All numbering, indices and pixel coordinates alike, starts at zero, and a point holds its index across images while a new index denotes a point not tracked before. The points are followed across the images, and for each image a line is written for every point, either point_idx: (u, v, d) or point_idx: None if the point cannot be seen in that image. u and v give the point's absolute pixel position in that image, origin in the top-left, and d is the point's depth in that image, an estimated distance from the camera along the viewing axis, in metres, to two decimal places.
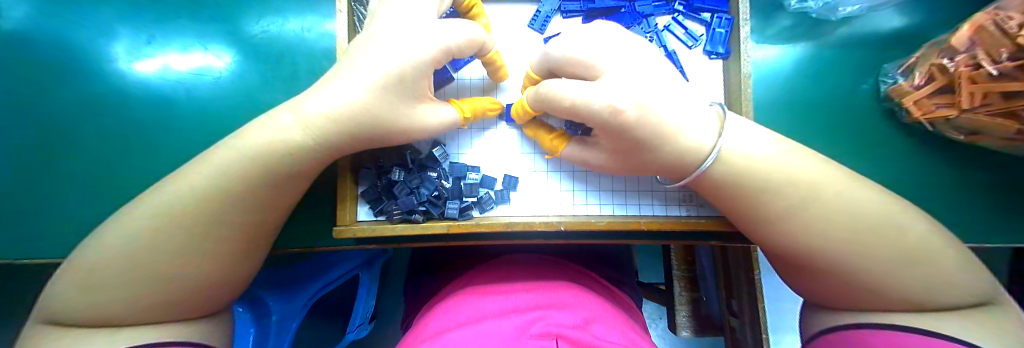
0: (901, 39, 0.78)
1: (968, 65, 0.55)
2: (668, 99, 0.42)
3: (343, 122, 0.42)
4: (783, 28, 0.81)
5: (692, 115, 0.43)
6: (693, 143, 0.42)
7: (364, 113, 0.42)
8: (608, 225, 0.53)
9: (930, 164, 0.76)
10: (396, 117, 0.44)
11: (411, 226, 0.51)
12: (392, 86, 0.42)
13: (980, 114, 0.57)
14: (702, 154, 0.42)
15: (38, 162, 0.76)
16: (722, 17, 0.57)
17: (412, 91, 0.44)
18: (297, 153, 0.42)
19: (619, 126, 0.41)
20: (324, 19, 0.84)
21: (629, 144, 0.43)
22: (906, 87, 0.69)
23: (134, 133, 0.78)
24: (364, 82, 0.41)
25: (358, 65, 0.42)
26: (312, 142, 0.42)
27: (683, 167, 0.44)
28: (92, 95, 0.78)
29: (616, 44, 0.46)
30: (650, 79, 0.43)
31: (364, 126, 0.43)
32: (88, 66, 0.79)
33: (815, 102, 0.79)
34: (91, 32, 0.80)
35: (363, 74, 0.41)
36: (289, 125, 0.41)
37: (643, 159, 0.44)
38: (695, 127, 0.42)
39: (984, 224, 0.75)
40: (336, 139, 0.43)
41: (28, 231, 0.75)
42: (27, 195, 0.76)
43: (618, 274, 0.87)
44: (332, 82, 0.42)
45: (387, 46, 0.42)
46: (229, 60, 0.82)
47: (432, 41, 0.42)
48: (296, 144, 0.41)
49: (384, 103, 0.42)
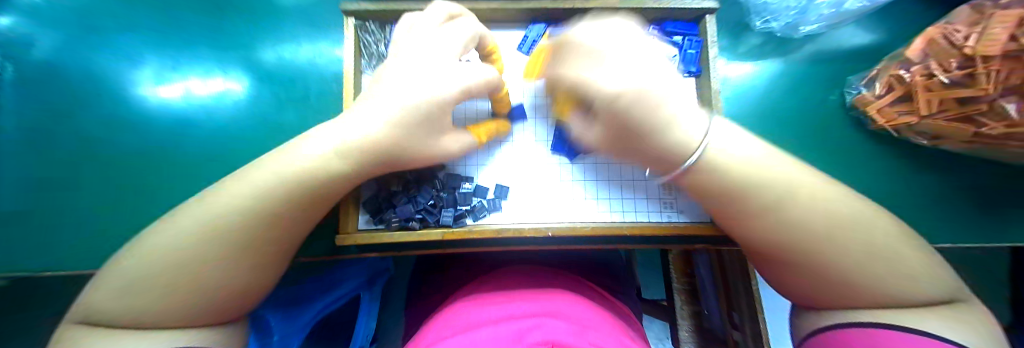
0: (865, 52, 0.84)
1: (923, 75, 0.60)
2: (664, 91, 0.42)
3: (364, 150, 0.43)
4: (754, 46, 0.87)
5: (685, 109, 0.43)
6: (682, 135, 0.42)
7: (383, 144, 0.44)
8: (594, 230, 0.56)
9: (906, 171, 0.80)
10: (418, 146, 0.46)
11: (408, 233, 0.55)
12: (419, 121, 0.44)
13: (939, 120, 0.62)
14: (690, 150, 0.42)
15: (66, 183, 0.81)
16: (692, 39, 0.62)
17: (436, 126, 0.46)
18: (329, 181, 0.43)
19: (619, 109, 0.41)
20: (332, 45, 0.91)
21: (626, 126, 0.42)
22: (869, 96, 0.74)
23: (157, 155, 0.84)
24: (387, 113, 0.43)
25: (382, 97, 0.44)
26: (338, 167, 0.43)
27: (670, 159, 0.43)
28: (116, 119, 0.84)
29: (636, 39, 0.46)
30: (653, 70, 0.43)
31: (385, 153, 0.45)
32: (113, 93, 0.85)
33: (789, 113, 0.84)
34: (121, 64, 0.87)
35: (385, 106, 0.44)
36: (313, 153, 0.42)
37: (636, 145, 0.43)
38: (687, 121, 0.42)
39: (968, 229, 0.78)
40: (361, 166, 0.45)
41: (55, 249, 0.79)
42: (52, 212, 0.80)
43: (614, 284, 0.89)
44: (355, 111, 0.45)
45: (410, 82, 0.45)
46: (244, 85, 0.88)
47: (454, 80, 0.45)
48: (328, 172, 0.43)
49: (407, 134, 0.44)
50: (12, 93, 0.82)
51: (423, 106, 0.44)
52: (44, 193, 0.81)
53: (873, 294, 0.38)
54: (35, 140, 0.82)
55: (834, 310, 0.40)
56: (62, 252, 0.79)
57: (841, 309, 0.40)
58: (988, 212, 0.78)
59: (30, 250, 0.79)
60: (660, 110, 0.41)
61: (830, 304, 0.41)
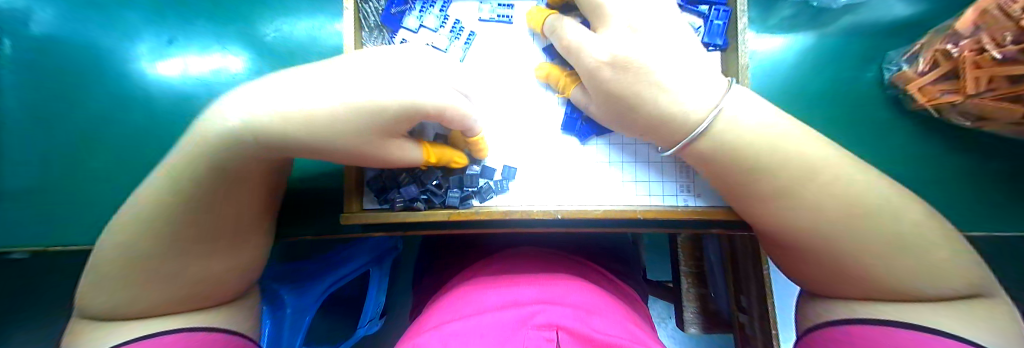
0: (908, 25, 0.77)
1: (973, 50, 0.55)
2: (665, 58, 0.43)
3: (296, 134, 0.32)
4: (784, 17, 0.81)
5: (695, 78, 0.44)
6: (681, 108, 0.42)
7: (325, 137, 0.34)
8: (604, 214, 0.54)
9: (935, 154, 0.76)
10: (364, 144, 0.37)
11: (412, 214, 0.54)
12: (368, 115, 0.35)
13: (987, 99, 0.57)
14: (696, 121, 0.42)
15: (74, 160, 0.81)
16: (719, 9, 0.57)
17: (390, 128, 0.38)
18: (234, 152, 0.31)
19: (599, 78, 0.45)
20: (334, 18, 0.87)
21: (615, 96, 0.45)
22: (911, 73, 0.68)
23: (162, 132, 0.83)
24: (340, 95, 0.33)
25: (340, 75, 0.35)
26: (252, 146, 0.32)
27: (673, 133, 0.44)
28: (118, 94, 0.83)
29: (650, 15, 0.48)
30: (657, 41, 0.45)
31: (327, 142, 0.34)
32: (113, 67, 0.84)
33: (819, 91, 0.79)
34: (119, 37, 0.85)
35: (347, 83, 0.34)
36: (230, 122, 0.31)
37: (627, 112, 0.46)
38: (689, 91, 0.42)
39: (996, 216, 0.74)
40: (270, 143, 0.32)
41: (68, 224, 0.80)
42: (57, 189, 0.81)
43: (622, 268, 0.88)
44: (295, 80, 0.34)
45: (375, 70, 0.37)
46: (246, 59, 0.86)
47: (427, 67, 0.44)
48: (229, 142, 0.31)
49: (351, 130, 0.35)
50: (12, 67, 0.81)
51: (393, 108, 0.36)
52: (55, 172, 0.81)
53: (898, 290, 0.35)
54: (38, 117, 0.81)
55: (850, 299, 0.38)
56: (76, 228, 0.80)
57: (857, 299, 0.38)
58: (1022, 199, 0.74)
59: (43, 226, 0.80)
60: (648, 76, 0.42)
61: (846, 292, 0.39)
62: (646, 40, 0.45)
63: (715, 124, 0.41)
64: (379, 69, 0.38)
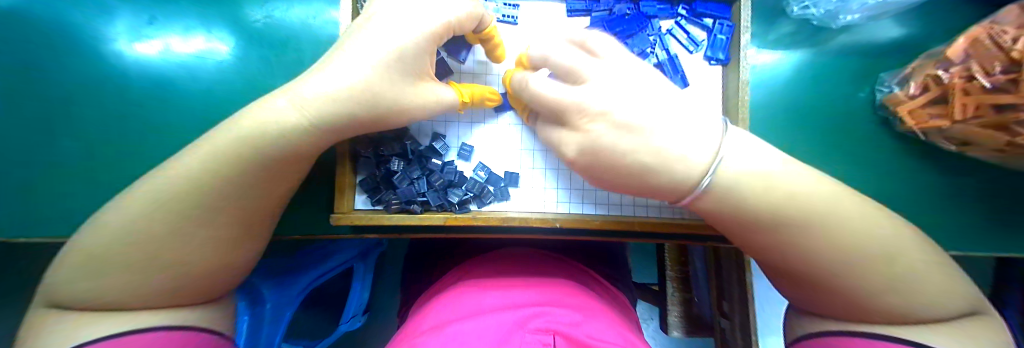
0: (900, 48, 0.80)
1: (962, 77, 0.57)
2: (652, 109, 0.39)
3: (342, 103, 0.41)
4: (784, 34, 0.82)
5: (690, 126, 0.39)
6: (680, 158, 0.37)
7: (364, 98, 0.42)
8: (602, 224, 0.53)
9: (919, 174, 0.79)
10: (396, 98, 0.44)
11: (407, 216, 0.52)
12: (396, 64, 0.42)
13: (971, 126, 0.59)
14: (696, 176, 0.37)
15: (39, 144, 0.76)
16: (723, 23, 0.57)
17: (412, 69, 0.45)
18: (296, 133, 0.40)
19: (586, 140, 0.41)
20: (329, 6, 0.83)
21: (598, 154, 0.41)
22: (901, 96, 0.70)
23: (137, 118, 0.78)
24: (370, 60, 0.41)
25: (358, 46, 0.42)
26: (310, 125, 0.41)
27: (675, 188, 0.39)
28: (92, 76, 0.78)
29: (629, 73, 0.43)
30: (634, 90, 0.41)
31: (364, 105, 0.42)
32: (88, 45, 0.78)
33: (813, 107, 0.81)
34: (90, 13, 0.79)
35: (370, 50, 0.42)
36: (286, 110, 0.40)
37: (621, 170, 0.41)
38: (687, 142, 0.37)
39: (973, 234, 0.77)
40: (333, 119, 0.42)
41: (33, 215, 0.75)
42: (21, 175, 0.75)
43: (613, 273, 0.89)
44: (336, 62, 0.42)
45: (387, 28, 0.43)
46: (234, 44, 0.81)
47: (434, 16, 0.43)
48: (293, 126, 0.40)
49: (387, 84, 0.42)
50: None
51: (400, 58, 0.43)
52: (18, 156, 0.76)
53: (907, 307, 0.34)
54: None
55: (870, 325, 0.35)
56: (41, 219, 0.75)
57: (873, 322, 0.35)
58: (999, 218, 0.77)
59: (4, 215, 0.74)
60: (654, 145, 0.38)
61: (862, 319, 0.36)
62: (608, 80, 0.42)
63: (723, 175, 0.37)
64: (391, 23, 0.43)
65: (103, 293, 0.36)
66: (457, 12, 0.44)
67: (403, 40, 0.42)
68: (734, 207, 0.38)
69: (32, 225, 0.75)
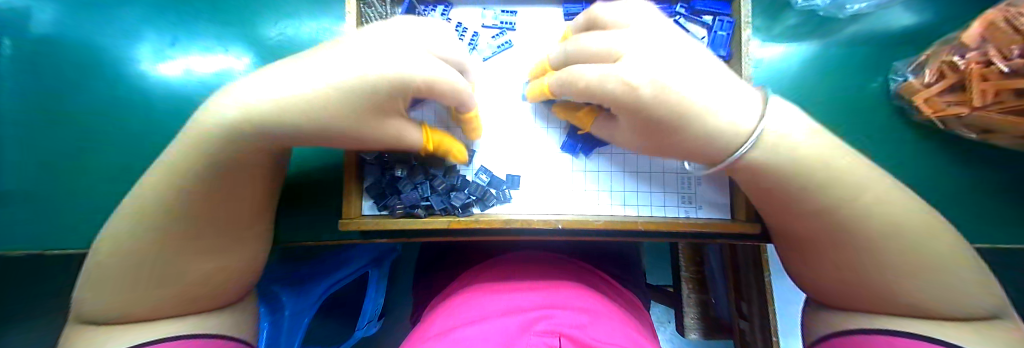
0: (912, 35, 0.77)
1: (979, 62, 0.54)
2: (692, 75, 0.38)
3: (289, 115, 0.34)
4: (790, 27, 0.80)
5: (725, 91, 0.39)
6: (728, 125, 0.37)
7: (318, 114, 0.36)
8: (606, 224, 0.53)
9: (943, 165, 0.75)
10: (359, 125, 0.39)
11: (413, 221, 0.53)
12: (355, 93, 0.37)
13: (992, 112, 0.56)
14: (742, 137, 0.37)
15: (73, 163, 0.81)
16: (723, 20, 0.56)
17: (378, 104, 0.40)
18: (233, 141, 0.34)
19: (635, 104, 0.38)
20: (337, 21, 0.87)
21: (648, 124, 0.40)
22: (918, 85, 0.68)
23: (160, 135, 0.83)
24: (324, 78, 0.36)
25: (318, 63, 0.37)
26: (255, 135, 0.34)
27: (713, 152, 0.39)
28: (119, 97, 0.83)
29: (657, 39, 0.41)
30: (680, 61, 0.39)
31: (314, 121, 0.36)
32: (115, 68, 0.84)
33: (825, 99, 0.79)
34: (117, 38, 0.85)
35: (326, 70, 0.36)
36: (226, 110, 0.33)
37: (669, 138, 0.40)
38: (730, 107, 0.37)
39: (1001, 227, 0.74)
40: (278, 132, 0.35)
41: (66, 228, 0.80)
42: (54, 191, 0.80)
43: (623, 274, 0.87)
44: (287, 72, 0.36)
45: (359, 52, 0.39)
46: (248, 61, 0.85)
47: (409, 68, 0.40)
48: (231, 129, 0.33)
49: (343, 113, 0.37)
50: (12, 69, 0.81)
51: (377, 83, 0.38)
52: (51, 173, 0.81)
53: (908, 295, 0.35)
54: (33, 118, 0.81)
55: (871, 311, 0.38)
56: (79, 233, 0.80)
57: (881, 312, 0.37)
58: None
59: (39, 228, 0.79)
60: (685, 100, 0.37)
61: (864, 306, 0.38)
62: (652, 52, 0.39)
63: (766, 140, 0.37)
64: (364, 54, 0.39)
65: (123, 305, 0.38)
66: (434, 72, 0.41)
67: (371, 74, 0.38)
68: (782, 177, 0.38)
69: (72, 240, 0.80)
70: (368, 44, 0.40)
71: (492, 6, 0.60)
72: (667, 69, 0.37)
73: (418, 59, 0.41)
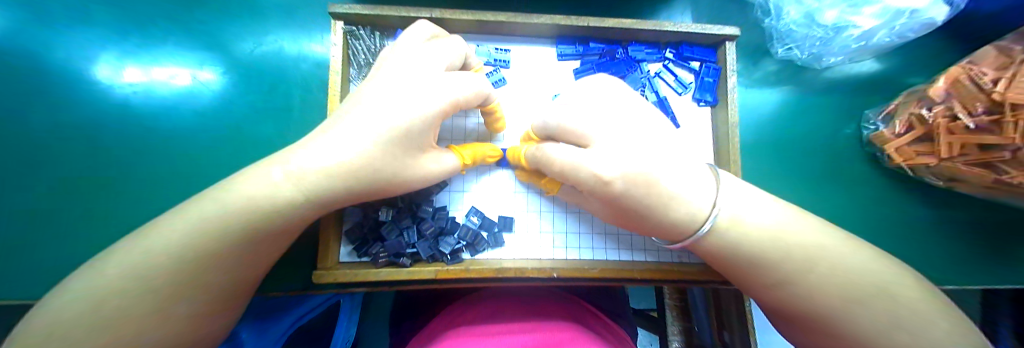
0: (881, 86, 0.82)
1: (945, 117, 0.58)
2: (667, 160, 0.39)
3: (346, 172, 0.38)
4: (770, 72, 0.84)
5: (684, 172, 0.39)
6: (687, 211, 0.38)
7: (366, 167, 0.39)
8: (603, 273, 0.50)
9: (908, 205, 0.80)
10: (400, 168, 0.41)
11: (397, 270, 0.48)
12: (399, 140, 0.40)
13: (958, 163, 0.60)
14: (699, 221, 0.38)
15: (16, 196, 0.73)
16: (709, 66, 0.57)
17: (418, 143, 0.42)
18: (290, 209, 0.38)
19: (607, 195, 0.40)
20: (317, 47, 0.83)
21: (621, 211, 0.41)
22: (888, 134, 0.71)
23: (119, 168, 0.77)
24: (374, 133, 0.39)
25: (361, 119, 0.39)
26: (303, 199, 0.38)
27: (673, 234, 0.40)
28: (69, 120, 0.76)
29: (613, 109, 0.45)
30: (641, 136, 0.43)
31: (365, 179, 0.40)
32: (65, 89, 0.77)
33: (803, 142, 0.82)
34: (72, 56, 0.78)
35: (369, 125, 0.39)
36: (282, 186, 0.37)
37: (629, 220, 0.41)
38: (693, 191, 0.38)
39: (966, 263, 0.78)
40: (334, 193, 0.40)
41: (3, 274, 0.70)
42: None
43: (613, 307, 0.86)
44: (334, 131, 0.39)
45: (396, 97, 0.40)
46: (220, 87, 0.80)
47: (441, 95, 0.41)
48: (285, 201, 0.37)
49: (388, 161, 0.40)
50: None
51: (412, 126, 0.40)
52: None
53: None
54: None
55: None
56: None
57: None
58: (987, 250, 0.78)
59: None
60: (659, 187, 0.38)
61: None
62: (620, 131, 0.43)
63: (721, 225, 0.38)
64: (403, 97, 0.40)
65: None
66: (463, 92, 0.42)
67: (412, 115, 0.40)
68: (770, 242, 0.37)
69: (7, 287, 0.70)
70: (402, 83, 0.41)
71: (484, 41, 0.58)
72: (643, 159, 0.39)
73: (446, 89, 0.42)
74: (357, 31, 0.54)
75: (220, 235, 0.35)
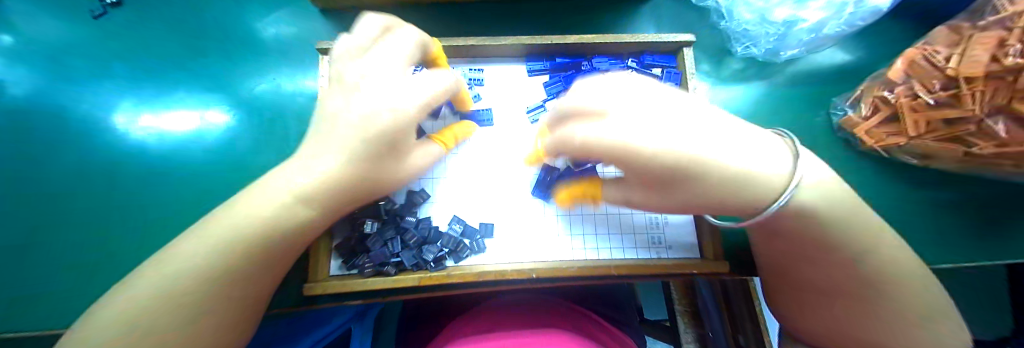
0: (850, 73, 0.85)
1: (907, 96, 0.61)
2: (717, 132, 0.36)
3: (334, 179, 0.42)
4: (735, 70, 0.87)
5: (740, 139, 0.37)
6: (759, 180, 0.36)
7: (352, 174, 0.43)
8: (579, 271, 0.53)
9: (893, 188, 0.81)
10: (383, 168, 0.45)
11: (384, 280, 0.52)
12: (378, 144, 0.43)
13: (927, 140, 0.62)
14: (773, 193, 0.36)
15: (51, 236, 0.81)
16: (671, 71, 0.60)
17: (399, 145, 0.45)
18: (291, 220, 0.42)
19: (661, 168, 0.35)
20: (312, 82, 0.89)
21: (674, 189, 0.37)
22: (855, 118, 0.75)
23: (138, 206, 0.83)
24: (354, 141, 0.43)
25: (342, 129, 0.44)
26: (302, 208, 0.42)
27: (749, 205, 0.37)
28: (94, 164, 0.84)
29: (641, 91, 0.38)
30: (689, 113, 0.37)
31: (352, 183, 0.43)
32: (91, 137, 0.85)
33: (780, 133, 0.84)
34: (96, 107, 0.87)
35: (350, 132, 0.43)
36: (280, 198, 0.42)
37: (685, 199, 0.38)
38: (762, 161, 0.36)
39: (966, 242, 0.77)
40: (326, 198, 0.43)
41: (38, 309, 0.77)
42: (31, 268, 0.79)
43: (616, 314, 0.84)
44: (318, 148, 0.43)
45: (370, 101, 0.44)
46: (226, 125, 0.87)
47: (413, 96, 0.44)
48: (290, 214, 0.42)
49: (373, 163, 0.44)
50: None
51: (390, 130, 0.44)
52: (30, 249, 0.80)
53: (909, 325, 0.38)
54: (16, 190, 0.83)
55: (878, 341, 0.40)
56: (33, 317, 0.76)
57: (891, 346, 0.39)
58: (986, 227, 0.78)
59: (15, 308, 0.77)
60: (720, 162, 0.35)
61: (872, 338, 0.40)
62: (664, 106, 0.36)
63: (799, 197, 0.36)
64: (374, 99, 0.44)
65: None
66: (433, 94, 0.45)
67: (388, 117, 0.44)
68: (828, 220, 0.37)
69: (41, 320, 0.76)
70: (374, 87, 0.44)
71: (460, 65, 0.63)
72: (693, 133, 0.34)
73: (416, 89, 0.45)
74: None
75: (249, 242, 0.40)
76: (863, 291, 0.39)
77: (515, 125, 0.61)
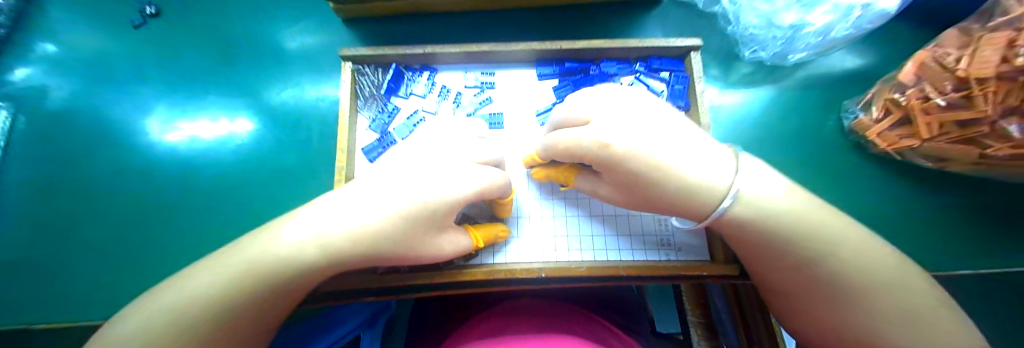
0: (859, 77, 0.85)
1: (919, 98, 0.60)
2: (670, 138, 0.41)
3: (357, 240, 0.38)
4: (744, 74, 0.88)
5: (698, 148, 0.41)
6: (702, 182, 0.39)
7: (381, 237, 0.39)
8: (589, 271, 0.54)
9: (904, 191, 0.80)
10: (413, 243, 0.41)
11: (398, 277, 0.53)
12: (416, 214, 0.40)
13: (941, 142, 0.62)
14: (717, 195, 0.39)
15: (91, 232, 0.87)
16: (679, 75, 0.62)
17: (437, 222, 0.43)
18: (304, 268, 0.37)
19: (611, 160, 0.42)
20: (331, 87, 0.93)
21: (631, 186, 0.43)
22: (867, 121, 0.75)
23: (168, 204, 0.88)
24: (388, 207, 0.39)
25: (378, 191, 0.40)
26: (318, 259, 0.37)
27: (696, 208, 0.40)
28: (129, 165, 0.90)
29: (626, 106, 0.45)
30: (655, 124, 0.43)
31: (375, 247, 0.39)
32: (127, 140, 0.91)
33: (789, 136, 0.84)
34: (131, 112, 0.92)
35: (385, 195, 0.40)
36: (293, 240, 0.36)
37: (645, 198, 0.43)
38: (708, 165, 0.39)
39: (982, 246, 0.77)
40: (346, 260, 0.38)
41: (82, 299, 0.83)
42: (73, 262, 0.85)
43: (628, 321, 0.82)
44: (341, 201, 0.39)
45: (412, 178, 0.42)
46: (249, 129, 0.91)
47: (463, 182, 0.43)
48: (301, 261, 0.36)
49: (405, 232, 0.40)
50: (42, 146, 0.91)
51: (432, 206, 0.41)
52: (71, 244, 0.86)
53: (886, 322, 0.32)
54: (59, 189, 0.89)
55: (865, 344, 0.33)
56: (77, 307, 0.82)
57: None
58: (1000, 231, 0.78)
59: (59, 298, 0.83)
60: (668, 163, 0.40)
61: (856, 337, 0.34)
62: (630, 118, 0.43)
63: (741, 199, 0.38)
64: (417, 176, 0.43)
65: None
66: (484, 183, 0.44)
67: (431, 195, 0.41)
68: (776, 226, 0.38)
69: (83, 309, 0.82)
70: (419, 166, 0.44)
71: (472, 70, 0.66)
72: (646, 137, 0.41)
73: (465, 176, 0.44)
74: (362, 69, 0.63)
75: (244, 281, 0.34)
76: (823, 286, 0.35)
77: (525, 127, 0.62)
